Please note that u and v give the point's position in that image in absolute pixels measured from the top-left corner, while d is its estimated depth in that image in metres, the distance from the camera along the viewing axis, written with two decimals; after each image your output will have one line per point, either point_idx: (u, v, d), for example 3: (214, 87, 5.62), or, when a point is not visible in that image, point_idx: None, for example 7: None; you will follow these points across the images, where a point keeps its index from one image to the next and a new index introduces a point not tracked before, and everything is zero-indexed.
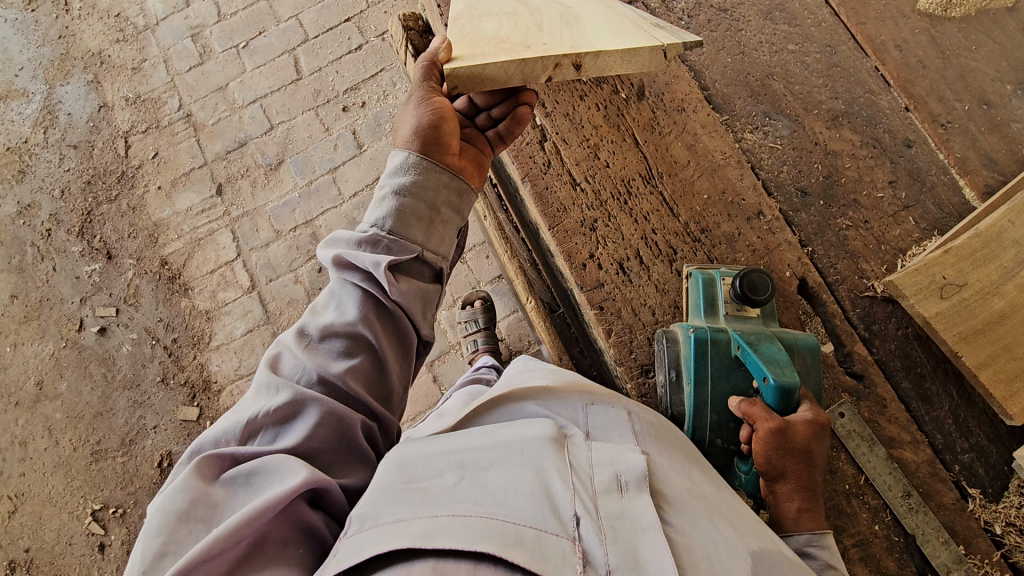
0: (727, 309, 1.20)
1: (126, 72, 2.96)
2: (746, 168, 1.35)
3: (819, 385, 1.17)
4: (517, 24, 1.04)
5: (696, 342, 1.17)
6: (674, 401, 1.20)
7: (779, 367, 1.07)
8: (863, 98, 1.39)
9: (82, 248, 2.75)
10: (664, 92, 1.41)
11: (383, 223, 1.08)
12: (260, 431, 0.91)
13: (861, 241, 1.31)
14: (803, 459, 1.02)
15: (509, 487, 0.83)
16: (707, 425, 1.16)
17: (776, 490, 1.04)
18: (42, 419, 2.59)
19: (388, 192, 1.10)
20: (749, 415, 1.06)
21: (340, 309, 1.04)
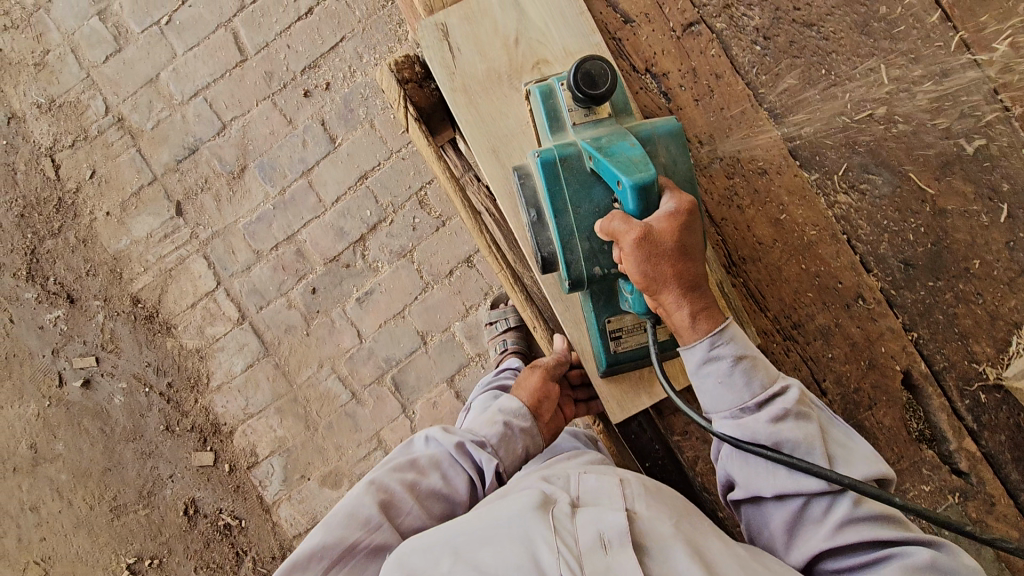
0: (574, 120, 1.14)
1: (28, 70, 2.43)
2: (843, 243, 1.13)
3: (690, 169, 1.10)
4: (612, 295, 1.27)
5: (545, 165, 1.11)
6: (542, 241, 1.17)
7: (630, 165, 0.99)
8: (977, 135, 1.13)
9: (37, 293, 2.42)
10: (741, 149, 1.15)
11: (494, 437, 1.27)
12: (353, 563, 1.04)
13: (972, 319, 1.13)
14: (678, 256, 0.96)
15: (498, 561, 0.88)
16: (580, 255, 1.11)
17: (664, 303, 1.00)
18: (47, 481, 2.43)
19: (500, 418, 1.30)
20: (613, 234, 0.99)
21: (449, 479, 1.20)
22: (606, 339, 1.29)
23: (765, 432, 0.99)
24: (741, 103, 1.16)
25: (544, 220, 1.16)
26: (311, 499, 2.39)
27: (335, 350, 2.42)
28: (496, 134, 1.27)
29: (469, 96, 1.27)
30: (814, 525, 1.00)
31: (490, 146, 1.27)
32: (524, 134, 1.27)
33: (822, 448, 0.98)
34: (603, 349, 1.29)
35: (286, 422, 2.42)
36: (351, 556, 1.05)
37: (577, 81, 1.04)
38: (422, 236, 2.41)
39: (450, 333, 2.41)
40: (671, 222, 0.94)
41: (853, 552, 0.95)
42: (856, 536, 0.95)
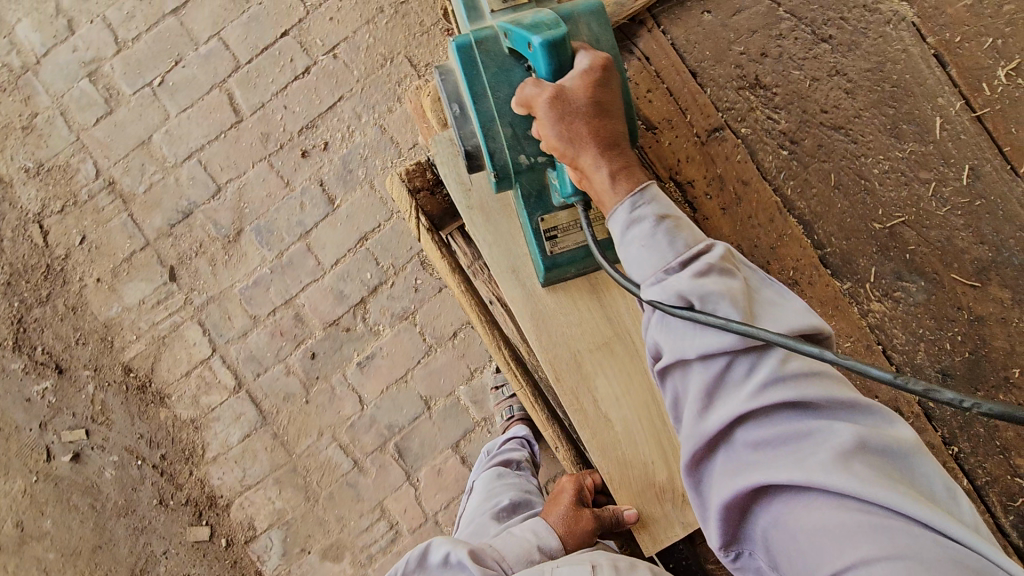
0: (493, 11, 1.15)
1: (16, 134, 2.36)
2: (878, 354, 1.09)
3: (614, 48, 1.07)
4: (638, 419, 1.24)
5: (461, 49, 1.07)
6: (465, 133, 1.13)
7: (541, 28, 0.97)
8: (1013, 239, 1.09)
9: (24, 364, 2.33)
10: (772, 258, 1.11)
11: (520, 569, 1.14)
12: None
13: (1015, 432, 1.08)
14: (592, 113, 0.91)
15: None
16: (503, 143, 1.07)
17: (584, 174, 0.94)
18: (33, 561, 2.32)
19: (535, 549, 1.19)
20: (528, 103, 0.95)
21: None
22: (542, 241, 1.19)
23: (684, 286, 0.80)
24: (769, 211, 1.12)
25: (467, 113, 1.12)
26: (311, 574, 2.29)
27: (335, 417, 2.34)
28: (513, 252, 1.27)
29: (486, 212, 1.28)
30: (730, 391, 0.77)
31: (509, 263, 1.27)
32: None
33: (745, 304, 0.78)
34: (540, 252, 1.20)
35: (285, 493, 2.33)
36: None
37: None
38: (424, 298, 2.34)
39: (454, 398, 2.34)
40: (586, 82, 0.93)
41: (775, 421, 0.73)
42: (782, 397, 0.72)
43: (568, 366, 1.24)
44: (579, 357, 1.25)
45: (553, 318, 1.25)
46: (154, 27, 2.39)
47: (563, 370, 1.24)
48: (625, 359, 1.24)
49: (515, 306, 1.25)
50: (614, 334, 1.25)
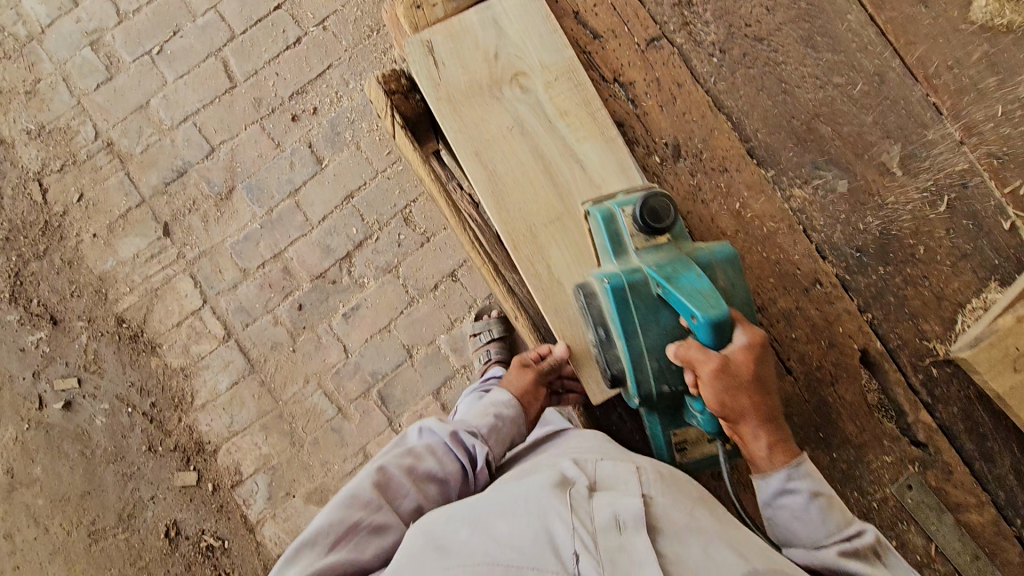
0: (636, 243, 1.10)
1: (18, 98, 2.49)
2: (799, 233, 1.22)
3: (747, 297, 1.08)
4: (591, 289, 1.20)
5: (613, 290, 1.07)
6: (610, 360, 1.14)
7: (702, 299, 0.98)
8: (915, 134, 1.25)
9: (20, 316, 2.42)
10: (704, 150, 1.23)
11: (484, 426, 1.32)
12: (359, 532, 1.05)
13: (920, 301, 1.23)
14: (754, 389, 1.00)
15: (513, 531, 0.92)
16: (649, 376, 1.09)
17: (740, 431, 1.04)
18: (23, 507, 2.38)
19: (491, 410, 1.37)
20: (690, 361, 1.01)
21: (444, 462, 1.22)
22: (672, 451, 1.27)
23: (827, 561, 0.99)
24: (702, 108, 1.23)
25: (612, 340, 1.13)
26: (295, 517, 2.37)
27: (320, 365, 2.44)
28: (478, 135, 1.23)
29: (452, 104, 1.25)
30: None
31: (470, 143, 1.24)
32: (504, 136, 1.24)
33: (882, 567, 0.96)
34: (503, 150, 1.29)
35: (271, 438, 2.42)
36: (357, 535, 1.04)
37: (644, 215, 1.06)
38: (407, 252, 2.47)
39: (435, 346, 2.45)
40: (753, 395, 1.00)
41: None
42: None
43: (525, 238, 1.21)
44: (537, 233, 1.21)
45: (512, 195, 1.23)
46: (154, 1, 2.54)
47: (522, 241, 1.20)
48: (580, 232, 1.21)
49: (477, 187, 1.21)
50: (568, 209, 1.22)
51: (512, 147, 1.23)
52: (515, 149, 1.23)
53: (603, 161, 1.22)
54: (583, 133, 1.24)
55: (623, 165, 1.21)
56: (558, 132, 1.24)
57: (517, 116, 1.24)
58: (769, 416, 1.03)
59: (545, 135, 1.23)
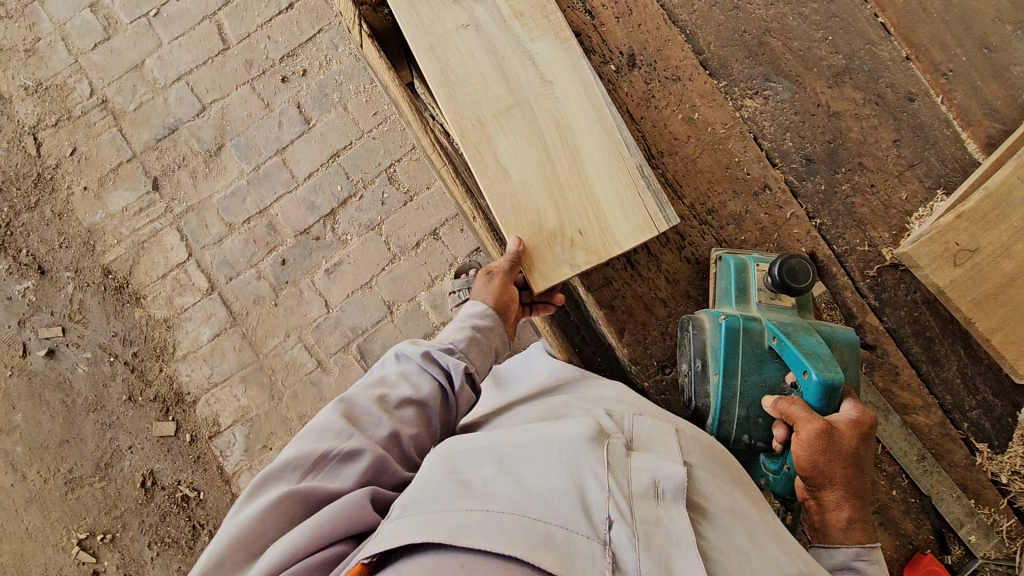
0: (761, 296, 1.15)
1: (17, 55, 2.57)
2: (749, 140, 1.26)
3: (856, 379, 1.14)
4: (538, 179, 1.12)
5: (728, 330, 1.11)
6: (698, 393, 1.15)
7: (820, 361, 1.04)
8: (863, 50, 1.28)
9: (8, 265, 2.47)
10: (657, 59, 1.27)
11: (460, 340, 1.20)
12: (331, 463, 0.94)
13: (868, 208, 1.26)
14: (849, 461, 0.97)
15: (543, 483, 0.85)
16: (734, 422, 1.12)
17: (821, 497, 0.99)
18: (2, 454, 2.39)
19: (466, 324, 1.23)
20: (790, 416, 1.02)
21: (419, 386, 1.09)
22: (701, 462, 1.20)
23: None
24: (656, 21, 1.28)
25: (707, 375, 1.14)
26: None
27: (302, 319, 2.47)
28: (433, 32, 1.18)
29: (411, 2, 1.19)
30: None
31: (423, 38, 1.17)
32: (458, 33, 1.18)
33: None
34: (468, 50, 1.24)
35: (250, 390, 2.43)
36: (326, 467, 0.93)
37: (784, 273, 1.08)
38: (390, 210, 2.52)
39: (416, 303, 2.49)
40: (848, 470, 0.97)
41: None
42: None
43: (473, 127, 1.14)
44: (484, 123, 1.14)
45: (463, 84, 1.16)
46: None
47: (468, 129, 1.14)
48: (526, 120, 1.15)
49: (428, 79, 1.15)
50: (517, 101, 1.15)
51: (466, 43, 1.18)
52: (469, 43, 1.18)
53: (555, 55, 1.17)
54: (537, 32, 1.19)
55: (575, 64, 1.17)
56: (512, 30, 1.19)
57: (472, 15, 1.20)
58: (858, 484, 0.98)
59: (498, 34, 1.18)
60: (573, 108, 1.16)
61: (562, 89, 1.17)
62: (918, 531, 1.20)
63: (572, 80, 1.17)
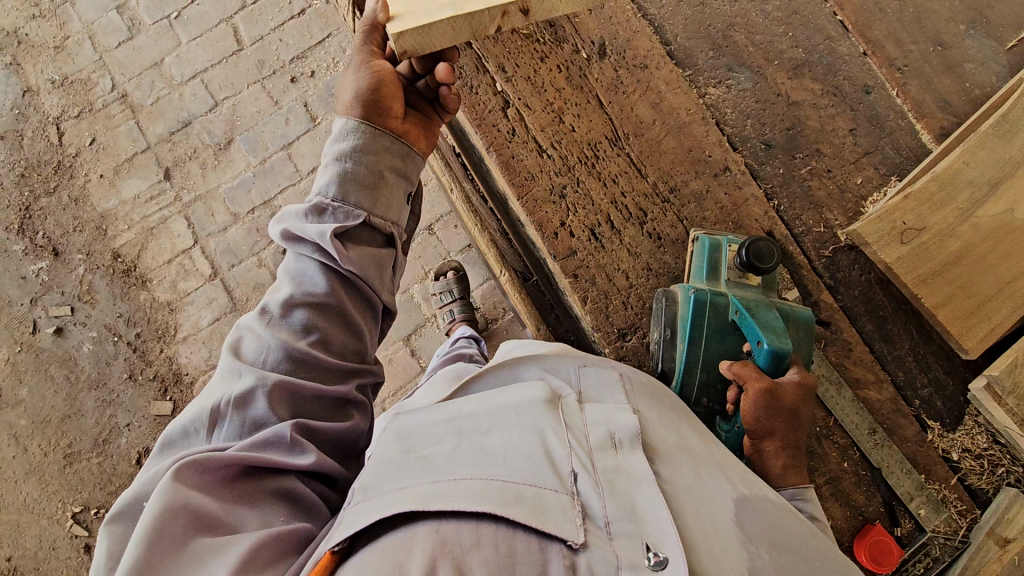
0: (730, 274, 1.20)
1: (47, 52, 2.75)
2: (711, 125, 1.34)
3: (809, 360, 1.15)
4: None
5: (695, 302, 1.16)
6: (665, 357, 1.20)
7: (774, 332, 1.07)
8: (822, 45, 1.37)
9: (25, 246, 2.59)
10: (626, 49, 1.36)
11: (333, 194, 1.00)
12: (224, 415, 0.86)
13: (824, 191, 1.32)
14: (789, 417, 1.01)
15: (504, 446, 0.76)
16: (695, 384, 1.16)
17: (762, 448, 1.03)
18: (5, 426, 2.47)
19: (330, 160, 1.02)
20: (739, 377, 1.06)
21: (298, 278, 0.97)
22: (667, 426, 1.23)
23: None
24: (626, 13, 1.38)
25: (674, 342, 1.19)
26: None
27: None
28: None
29: None
30: None
31: None
32: None
33: None
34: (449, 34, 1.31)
35: None
36: (223, 418, 0.86)
37: (750, 254, 1.13)
38: None
39: (408, 295, 2.50)
40: (787, 424, 1.01)
41: None
42: None
43: None
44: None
45: None
46: None
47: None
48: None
49: None
50: None
51: None
52: None
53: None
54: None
55: None
56: None
57: None
58: (793, 434, 1.02)
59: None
60: None
61: None
62: (869, 503, 1.23)
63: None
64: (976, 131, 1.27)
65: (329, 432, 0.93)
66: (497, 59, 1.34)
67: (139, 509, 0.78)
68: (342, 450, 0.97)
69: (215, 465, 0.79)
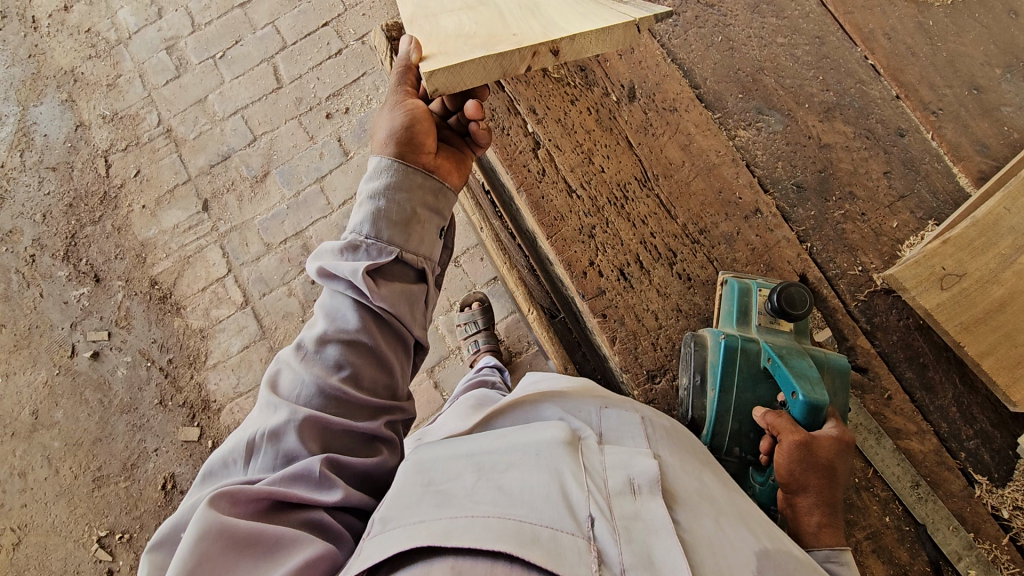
0: (761, 320, 1.18)
1: (101, 89, 2.92)
2: (742, 167, 1.34)
3: (846, 410, 1.12)
4: (487, 24, 0.97)
5: (726, 349, 1.15)
6: (695, 405, 1.18)
7: (809, 383, 1.04)
8: (853, 88, 1.37)
9: (69, 272, 2.70)
10: (656, 92, 1.39)
11: (366, 229, 1.02)
12: (258, 448, 0.88)
13: (859, 234, 1.30)
14: (827, 473, 0.97)
15: (524, 484, 0.75)
16: (727, 431, 1.14)
17: (796, 503, 0.99)
18: (40, 448, 2.53)
19: (364, 197, 1.04)
20: (772, 427, 1.03)
21: (333, 316, 0.98)
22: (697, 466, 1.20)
23: None
24: (656, 58, 1.41)
25: (704, 388, 1.17)
26: None
27: None
28: None
29: None
30: None
31: None
32: None
33: None
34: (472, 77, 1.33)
35: None
36: (258, 450, 0.88)
37: (780, 301, 1.12)
38: None
39: (433, 326, 2.52)
40: (824, 480, 0.97)
41: None
42: None
43: (422, 15, 1.03)
44: (436, 15, 1.03)
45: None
46: (224, 15, 2.98)
47: (417, 18, 1.02)
48: (487, 10, 1.02)
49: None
50: None
51: None
52: None
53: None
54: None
55: None
56: None
57: None
58: (831, 490, 0.97)
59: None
60: None
61: None
62: (914, 562, 1.16)
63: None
64: (1018, 174, 1.24)
65: (358, 469, 0.93)
66: (528, 100, 1.37)
67: (177, 538, 0.79)
68: (370, 485, 0.96)
69: (245, 498, 0.80)
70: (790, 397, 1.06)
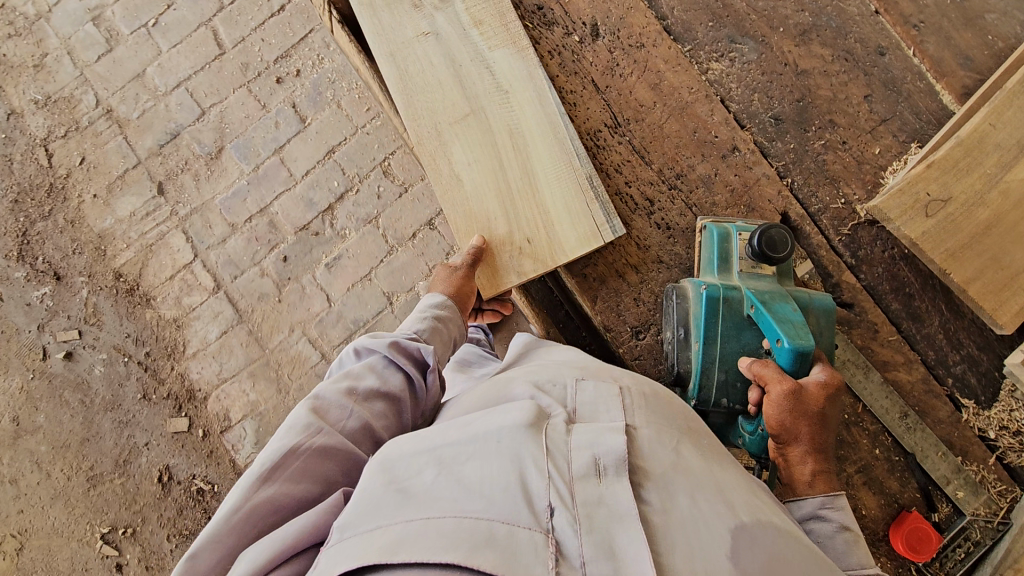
0: (742, 266, 1.14)
1: (28, 72, 2.69)
2: (716, 102, 1.26)
3: (832, 349, 1.09)
4: (487, 184, 1.22)
5: (708, 300, 1.11)
6: (680, 358, 1.15)
7: (793, 328, 1.01)
8: (830, 7, 1.28)
9: (26, 273, 2.58)
10: (620, 27, 1.28)
11: (422, 332, 1.18)
12: (296, 468, 0.86)
13: (841, 164, 1.25)
14: (818, 420, 0.96)
15: (482, 478, 0.72)
16: (714, 383, 1.11)
17: (788, 451, 0.98)
18: (27, 453, 2.48)
19: (427, 315, 1.21)
20: (760, 376, 1.01)
21: (385, 376, 1.04)
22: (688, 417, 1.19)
23: None
24: None
25: (689, 341, 1.14)
26: None
27: (305, 313, 2.50)
28: (408, 52, 1.26)
29: (372, 7, 1.29)
30: None
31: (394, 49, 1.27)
32: (418, 40, 1.26)
33: None
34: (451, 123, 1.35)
35: (258, 385, 2.48)
36: (293, 472, 0.86)
37: (761, 245, 1.07)
38: (386, 203, 2.54)
39: (415, 293, 2.47)
40: (814, 427, 0.96)
41: None
42: None
43: (429, 134, 1.24)
44: (445, 141, 1.24)
45: (421, 90, 1.25)
46: None
47: (428, 146, 1.24)
48: (488, 153, 1.23)
49: (387, 81, 1.25)
50: (473, 110, 1.24)
51: (426, 52, 1.26)
52: (430, 58, 1.26)
53: (511, 65, 1.24)
54: (495, 41, 1.26)
55: (530, 74, 1.24)
56: (471, 41, 1.26)
57: (433, 24, 1.27)
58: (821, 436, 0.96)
59: (457, 43, 1.26)
60: (527, 118, 1.23)
61: (515, 91, 1.24)
62: (904, 490, 1.17)
63: (526, 83, 1.24)
64: (1004, 86, 1.19)
65: None
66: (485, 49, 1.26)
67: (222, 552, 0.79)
68: None
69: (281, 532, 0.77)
70: (775, 345, 1.03)
